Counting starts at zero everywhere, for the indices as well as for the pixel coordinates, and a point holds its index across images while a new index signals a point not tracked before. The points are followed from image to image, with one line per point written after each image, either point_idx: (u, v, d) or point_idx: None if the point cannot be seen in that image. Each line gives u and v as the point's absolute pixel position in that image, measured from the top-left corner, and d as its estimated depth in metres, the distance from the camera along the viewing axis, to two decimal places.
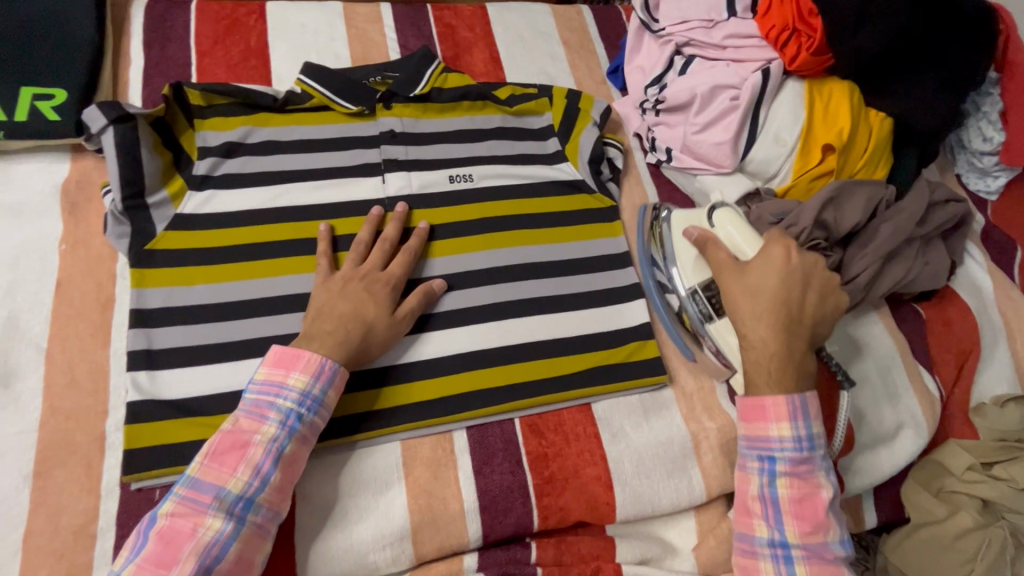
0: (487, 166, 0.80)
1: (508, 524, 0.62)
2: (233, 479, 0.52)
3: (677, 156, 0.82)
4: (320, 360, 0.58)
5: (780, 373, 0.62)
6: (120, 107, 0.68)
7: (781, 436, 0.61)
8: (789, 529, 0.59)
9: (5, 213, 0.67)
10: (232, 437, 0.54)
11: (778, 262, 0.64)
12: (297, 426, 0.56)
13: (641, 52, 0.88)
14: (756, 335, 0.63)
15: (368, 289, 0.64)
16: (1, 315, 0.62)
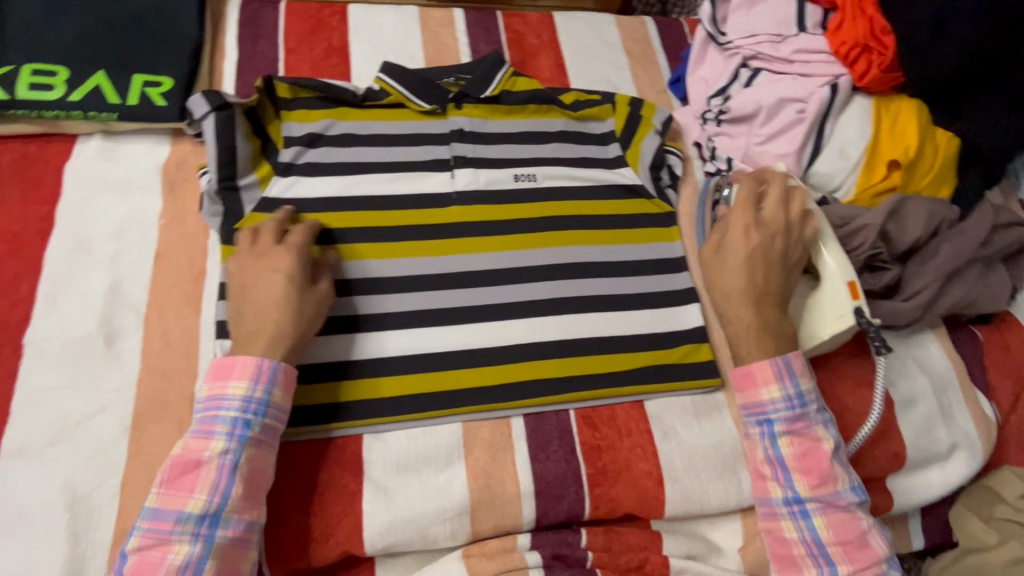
0: (551, 167, 0.82)
1: (561, 509, 0.65)
2: (192, 500, 0.53)
3: (737, 165, 0.82)
4: (256, 364, 0.58)
5: (762, 339, 0.66)
6: (222, 97, 0.73)
7: (772, 398, 0.64)
8: (799, 485, 0.62)
9: (113, 188, 0.73)
10: (184, 458, 0.54)
11: (739, 238, 0.69)
12: (245, 434, 0.55)
13: (704, 64, 0.91)
14: (734, 308, 0.67)
15: (275, 274, 0.62)
16: (106, 280, 0.67)
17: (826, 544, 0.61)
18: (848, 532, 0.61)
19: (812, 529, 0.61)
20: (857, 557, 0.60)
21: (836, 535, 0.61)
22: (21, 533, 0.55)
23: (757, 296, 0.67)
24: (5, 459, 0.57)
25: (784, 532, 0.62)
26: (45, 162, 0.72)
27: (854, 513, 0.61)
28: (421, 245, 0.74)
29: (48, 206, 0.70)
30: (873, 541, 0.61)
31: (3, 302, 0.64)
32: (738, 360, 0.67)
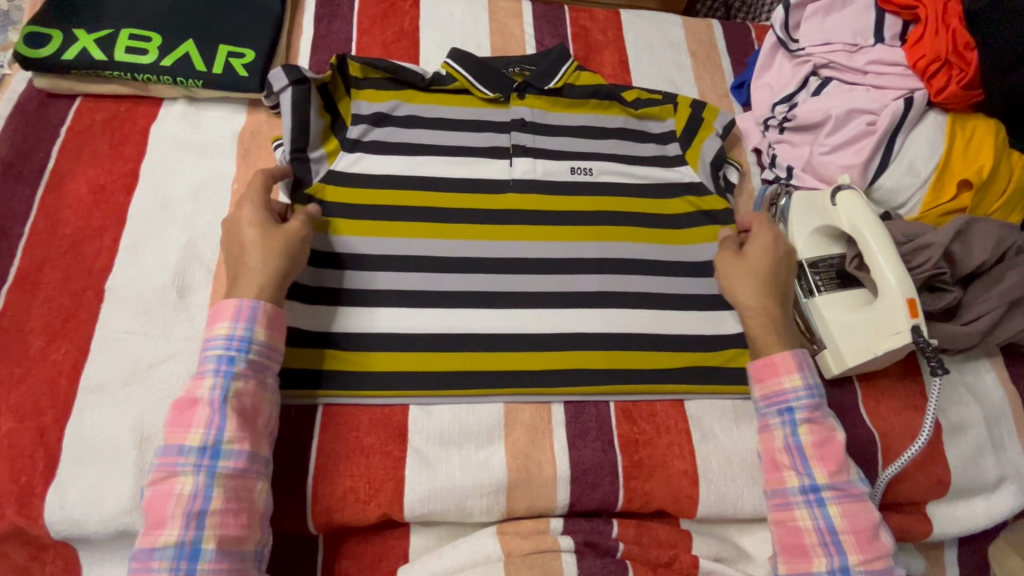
0: (608, 162, 0.83)
1: (595, 498, 0.66)
2: (191, 434, 0.55)
3: (798, 174, 0.81)
4: (235, 304, 0.60)
5: (785, 335, 0.68)
6: (299, 71, 0.76)
7: (795, 386, 0.64)
8: (818, 473, 0.62)
9: (193, 151, 0.77)
10: (184, 399, 0.57)
11: (768, 246, 0.72)
12: (231, 369, 0.57)
13: (772, 70, 0.90)
14: (758, 305, 0.69)
15: (241, 224, 0.65)
16: (181, 237, 0.71)
17: (839, 532, 0.60)
18: (859, 520, 0.61)
19: (826, 517, 0.61)
20: (868, 547, 0.60)
21: (849, 524, 0.60)
22: (91, 464, 0.58)
23: (775, 297, 0.70)
24: (82, 394, 0.61)
25: (797, 521, 0.62)
26: (133, 122, 0.77)
27: (865, 502, 0.62)
28: (475, 229, 0.75)
29: (134, 163, 0.74)
30: (882, 534, 0.61)
31: (89, 249, 0.68)
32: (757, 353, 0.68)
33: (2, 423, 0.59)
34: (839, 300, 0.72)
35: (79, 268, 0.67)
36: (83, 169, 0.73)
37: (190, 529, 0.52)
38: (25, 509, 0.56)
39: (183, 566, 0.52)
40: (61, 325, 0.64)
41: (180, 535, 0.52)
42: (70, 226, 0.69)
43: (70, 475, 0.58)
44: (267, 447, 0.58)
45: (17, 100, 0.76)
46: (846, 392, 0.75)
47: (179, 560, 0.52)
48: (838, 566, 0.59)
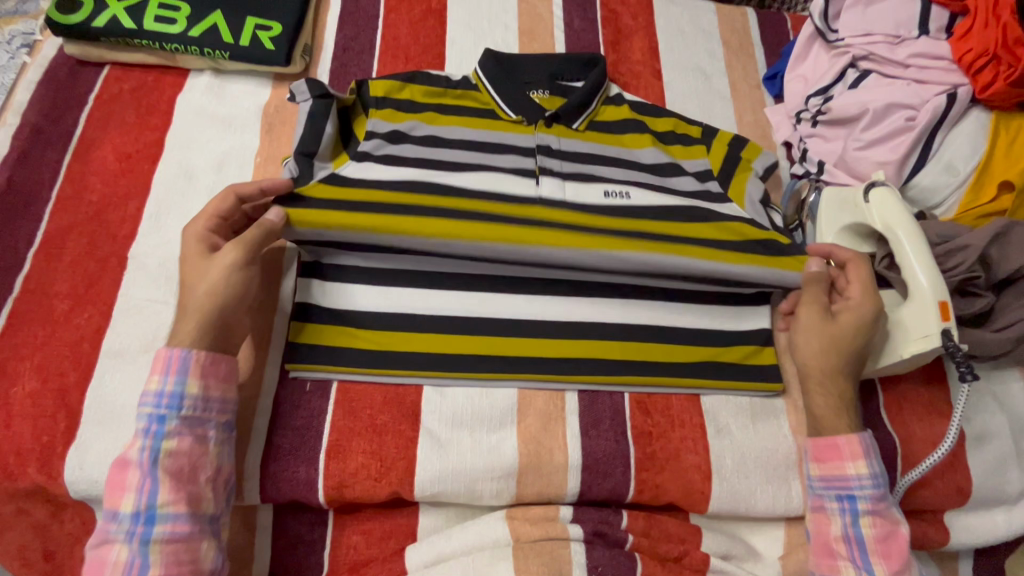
0: (646, 190, 0.76)
1: (605, 487, 0.65)
2: (124, 500, 0.52)
3: (829, 169, 0.79)
4: (163, 355, 0.55)
5: (854, 417, 0.64)
6: (323, 85, 0.72)
7: (859, 475, 0.61)
8: (878, 568, 0.60)
9: (217, 123, 0.77)
10: (118, 459, 0.54)
11: (867, 318, 0.64)
12: (160, 430, 0.53)
13: (806, 62, 0.87)
14: (833, 382, 0.65)
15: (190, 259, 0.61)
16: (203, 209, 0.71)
17: None
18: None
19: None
20: None
21: None
22: (110, 426, 0.59)
23: (851, 373, 0.65)
24: (103, 358, 0.62)
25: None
26: (160, 92, 0.77)
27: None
28: (479, 226, 0.66)
29: (160, 133, 0.75)
30: None
31: (113, 217, 0.69)
32: (820, 429, 0.64)
33: (26, 383, 0.60)
34: None
35: (103, 235, 0.68)
36: (110, 137, 0.73)
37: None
38: (46, 468, 0.57)
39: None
40: (84, 291, 0.65)
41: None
42: (96, 192, 0.70)
43: (90, 437, 0.59)
44: (210, 504, 0.55)
45: (47, 66, 0.77)
46: (868, 395, 0.73)
47: None
48: None
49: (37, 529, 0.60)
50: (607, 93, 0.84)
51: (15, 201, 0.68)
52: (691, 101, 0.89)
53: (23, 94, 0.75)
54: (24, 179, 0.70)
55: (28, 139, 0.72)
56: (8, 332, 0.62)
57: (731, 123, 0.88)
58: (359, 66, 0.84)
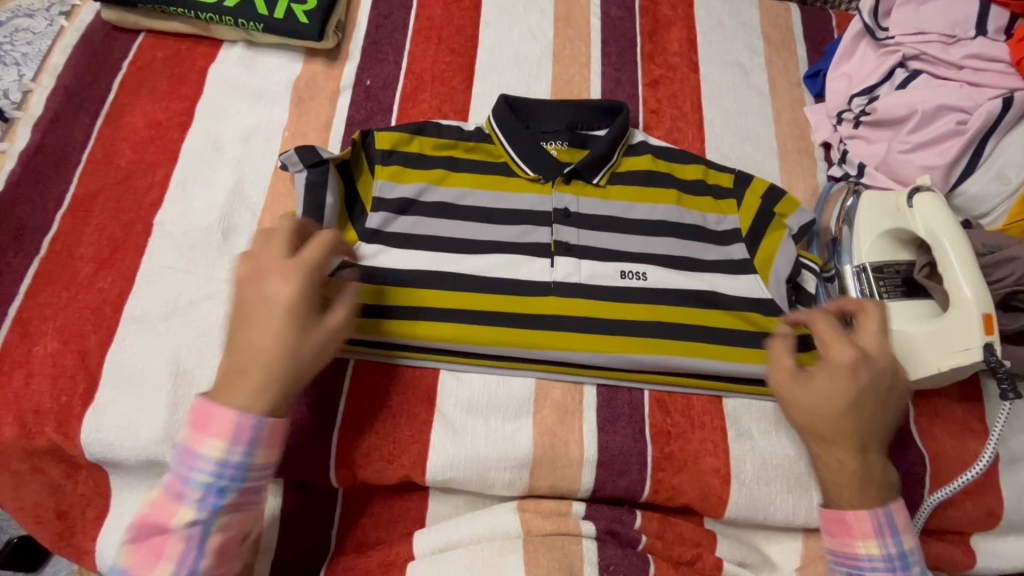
0: (664, 268, 0.70)
1: (620, 485, 0.64)
2: (157, 570, 0.47)
3: (870, 172, 0.76)
4: (241, 422, 0.48)
5: (865, 485, 0.56)
6: (316, 153, 0.68)
7: (871, 554, 0.54)
8: None
9: (248, 95, 0.76)
10: (151, 519, 0.48)
11: (847, 376, 0.57)
12: (218, 503, 0.48)
13: (852, 60, 0.84)
14: (829, 453, 0.57)
15: (275, 301, 0.50)
16: (230, 180, 0.71)
17: None
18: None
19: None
20: None
21: None
22: (128, 391, 0.59)
23: (853, 436, 0.56)
24: (125, 323, 0.62)
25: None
26: (193, 62, 0.77)
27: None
28: (529, 334, 0.64)
29: (190, 102, 0.74)
30: None
31: (141, 183, 0.69)
32: (827, 504, 0.58)
33: (48, 342, 0.60)
34: (906, 310, 0.68)
35: (130, 200, 0.68)
36: (141, 104, 0.73)
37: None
38: (63, 428, 0.57)
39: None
40: (109, 255, 0.65)
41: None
42: (125, 158, 0.70)
43: (107, 401, 0.59)
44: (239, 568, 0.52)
45: (83, 30, 0.77)
46: None
47: None
48: None
49: (50, 488, 0.60)
50: (629, 141, 0.79)
51: (45, 162, 0.69)
52: (728, 97, 0.87)
53: (58, 57, 0.75)
54: (55, 141, 0.70)
55: (62, 102, 0.72)
56: (34, 290, 0.62)
57: (768, 122, 0.86)
58: (392, 45, 0.83)
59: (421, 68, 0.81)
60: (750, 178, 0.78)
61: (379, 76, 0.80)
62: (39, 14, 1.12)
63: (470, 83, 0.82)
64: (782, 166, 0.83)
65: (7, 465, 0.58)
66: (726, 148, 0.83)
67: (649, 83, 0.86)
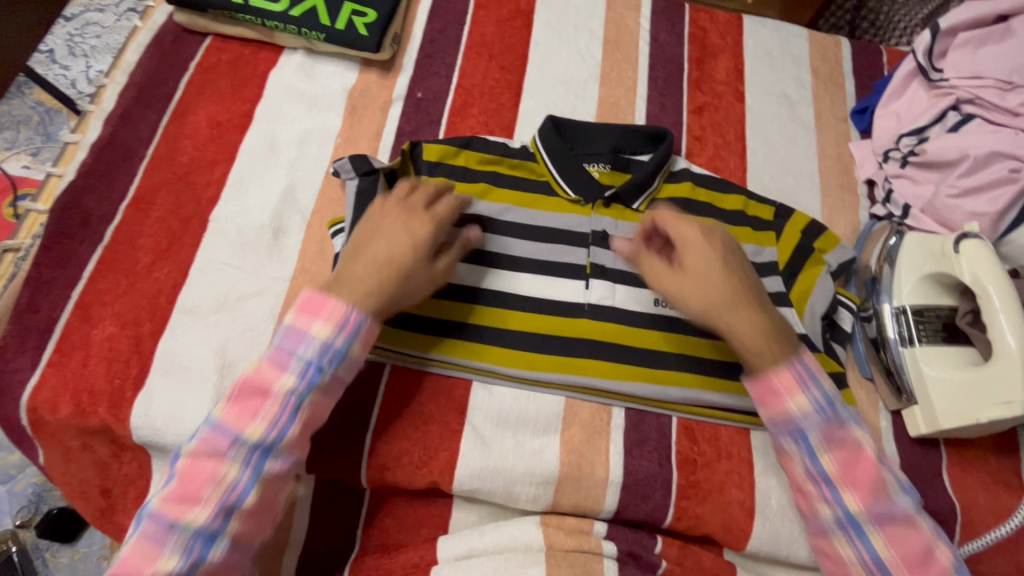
0: None
1: (644, 509, 0.64)
2: (252, 426, 0.52)
3: (915, 214, 0.76)
4: (346, 313, 0.55)
5: (777, 340, 0.59)
6: (368, 162, 0.71)
7: (802, 408, 0.57)
8: (850, 501, 0.56)
9: (304, 101, 0.79)
10: (255, 380, 0.53)
11: (705, 247, 0.61)
12: (316, 379, 0.54)
13: (902, 98, 0.83)
14: (736, 326, 0.59)
15: (405, 229, 0.59)
16: (283, 183, 0.74)
17: (888, 566, 0.54)
18: (909, 548, 0.54)
19: (869, 548, 0.55)
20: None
21: (898, 553, 0.54)
22: (176, 380, 0.62)
23: (742, 298, 0.60)
24: (177, 313, 0.65)
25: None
26: (255, 66, 0.80)
27: (910, 519, 0.55)
28: (596, 364, 0.66)
29: (250, 105, 0.78)
30: (938, 552, 0.55)
31: (200, 180, 0.72)
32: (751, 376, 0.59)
33: (105, 327, 0.63)
34: (945, 355, 0.68)
35: (189, 196, 0.71)
36: (204, 103, 0.77)
37: (219, 520, 0.50)
38: (115, 410, 0.60)
39: (196, 553, 0.49)
40: (166, 247, 0.68)
41: (205, 522, 0.49)
42: (187, 155, 0.73)
43: (156, 387, 0.61)
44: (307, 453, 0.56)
45: (156, 31, 0.81)
46: (929, 454, 0.70)
47: (193, 544, 0.49)
48: None
49: (98, 466, 0.63)
50: (670, 168, 0.80)
51: (113, 154, 0.72)
52: (772, 128, 0.87)
53: (132, 56, 0.79)
54: (124, 135, 0.74)
55: (132, 98, 0.76)
56: (96, 276, 0.65)
57: (812, 155, 0.86)
58: (444, 60, 0.85)
59: (471, 84, 0.84)
60: (791, 211, 0.78)
61: (430, 89, 0.83)
62: (109, 10, 1.18)
63: (518, 100, 0.84)
64: (824, 201, 0.83)
65: (60, 440, 0.61)
66: (767, 179, 0.83)
67: (694, 110, 0.87)
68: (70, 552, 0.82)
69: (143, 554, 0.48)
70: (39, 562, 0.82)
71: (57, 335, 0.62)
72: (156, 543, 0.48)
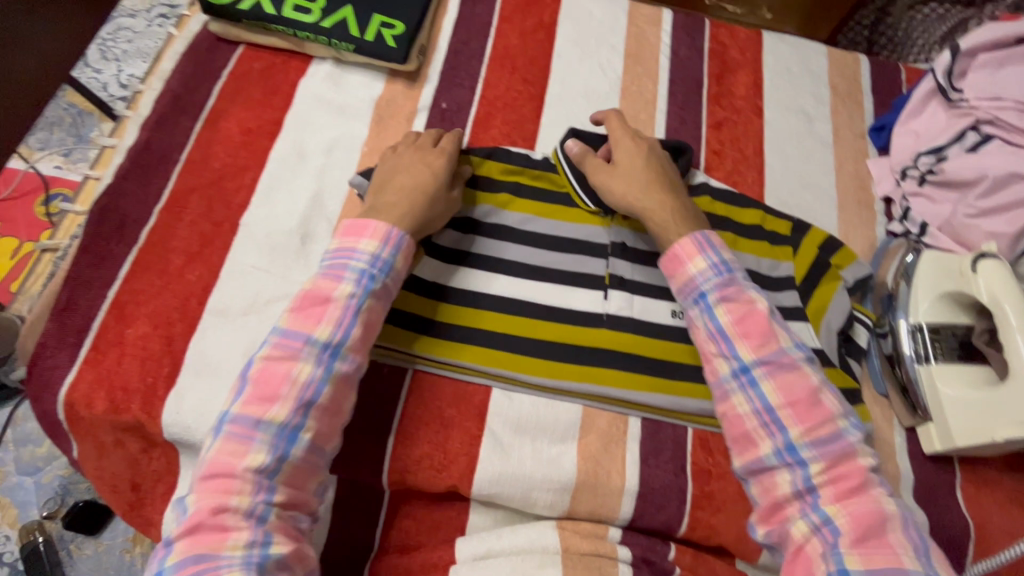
0: None
1: (658, 518, 0.65)
2: (320, 328, 0.58)
3: (932, 232, 0.77)
4: (387, 230, 0.63)
5: (684, 220, 0.68)
6: None
7: (700, 269, 0.65)
8: (743, 351, 0.61)
9: (332, 110, 0.81)
10: (315, 292, 0.59)
11: (631, 147, 0.72)
12: (371, 286, 0.60)
13: (920, 117, 0.84)
14: (650, 208, 0.69)
15: (422, 163, 0.70)
16: (311, 189, 0.75)
17: (776, 408, 0.59)
18: (797, 392, 0.59)
19: (761, 395, 0.60)
20: (808, 417, 0.58)
21: (785, 398, 0.59)
22: (206, 379, 0.64)
23: (662, 189, 0.70)
24: (208, 314, 0.67)
25: (788, 510, 0.57)
26: (285, 75, 0.83)
27: (802, 369, 0.60)
28: (612, 373, 0.68)
29: (280, 113, 0.80)
30: (826, 400, 0.59)
31: (231, 185, 0.74)
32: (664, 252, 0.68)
33: (139, 326, 0.65)
34: (961, 374, 0.69)
35: (220, 200, 0.73)
36: (236, 111, 0.79)
37: (298, 415, 0.55)
38: (147, 407, 0.62)
39: (280, 447, 0.53)
40: (198, 249, 0.70)
41: (287, 417, 0.54)
42: (219, 160, 0.75)
43: (187, 385, 0.63)
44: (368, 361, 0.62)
45: (191, 40, 0.84)
46: (943, 472, 0.70)
47: (279, 439, 0.54)
48: (782, 444, 0.58)
49: (128, 460, 0.65)
50: (690, 182, 0.80)
51: (148, 159, 0.75)
52: (790, 143, 0.88)
53: (168, 64, 0.82)
54: (159, 140, 0.76)
55: (167, 105, 0.78)
56: (130, 277, 0.67)
57: (829, 171, 0.87)
58: (468, 71, 0.87)
59: (494, 95, 0.85)
60: (808, 226, 0.79)
61: (454, 100, 0.84)
62: (140, 15, 1.21)
63: (540, 113, 0.85)
64: (841, 216, 0.84)
65: (93, 435, 0.63)
66: (784, 195, 0.84)
67: (713, 125, 0.88)
68: (94, 543, 0.84)
69: (231, 453, 0.53)
70: (63, 552, 0.84)
71: (93, 333, 0.64)
72: (243, 441, 0.53)
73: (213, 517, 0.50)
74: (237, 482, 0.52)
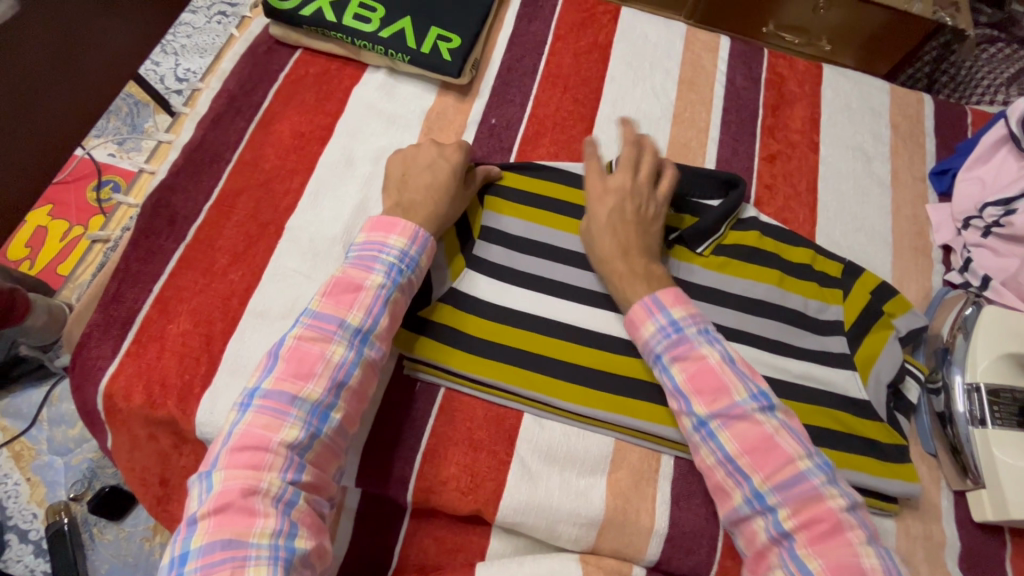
0: (756, 350, 0.70)
1: (687, 563, 0.63)
2: (351, 313, 0.58)
3: (995, 287, 0.74)
4: (415, 229, 0.64)
5: (631, 280, 0.66)
6: None
7: (651, 333, 0.63)
8: (697, 408, 0.59)
9: (383, 119, 0.82)
10: (346, 279, 0.60)
11: (595, 202, 0.71)
12: (399, 280, 0.61)
13: (988, 164, 0.81)
14: (602, 269, 0.69)
15: (443, 161, 0.70)
16: (356, 197, 0.76)
17: (735, 459, 0.57)
18: (752, 439, 0.57)
19: (720, 448, 0.58)
20: (766, 463, 0.56)
21: (741, 446, 0.57)
22: (239, 382, 0.64)
23: (617, 247, 0.68)
24: (247, 316, 0.67)
25: (769, 557, 0.55)
26: (340, 82, 0.83)
27: (754, 417, 0.57)
28: (647, 406, 0.66)
29: (332, 118, 0.80)
30: (781, 441, 0.57)
31: (279, 188, 0.75)
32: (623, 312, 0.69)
33: (181, 322, 0.66)
34: (1016, 439, 0.66)
35: (267, 203, 0.74)
36: (289, 114, 0.80)
37: (331, 395, 0.55)
38: (182, 404, 0.63)
39: (314, 425, 0.53)
40: (242, 250, 0.70)
41: (321, 396, 0.54)
42: (270, 162, 0.76)
43: (222, 386, 0.63)
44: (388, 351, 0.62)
45: (251, 42, 0.85)
46: (992, 541, 0.66)
47: (311, 417, 0.53)
48: (750, 494, 0.56)
49: (159, 455, 0.65)
50: (738, 215, 0.77)
51: (202, 157, 0.76)
52: (847, 182, 0.85)
53: (227, 64, 0.84)
54: (213, 139, 0.77)
55: (224, 104, 0.80)
56: (175, 273, 0.68)
57: (886, 214, 0.83)
58: (520, 88, 0.86)
59: (544, 114, 0.85)
60: (859, 268, 0.76)
61: (504, 116, 0.84)
62: (201, 11, 1.25)
63: (589, 134, 0.84)
64: (896, 261, 0.81)
65: (127, 427, 0.64)
66: (837, 235, 0.81)
67: (766, 158, 0.86)
68: (116, 529, 0.87)
69: (264, 428, 0.52)
70: (86, 535, 0.87)
71: (137, 326, 0.66)
72: (278, 415, 0.52)
73: (243, 498, 0.49)
74: (269, 457, 0.51)
